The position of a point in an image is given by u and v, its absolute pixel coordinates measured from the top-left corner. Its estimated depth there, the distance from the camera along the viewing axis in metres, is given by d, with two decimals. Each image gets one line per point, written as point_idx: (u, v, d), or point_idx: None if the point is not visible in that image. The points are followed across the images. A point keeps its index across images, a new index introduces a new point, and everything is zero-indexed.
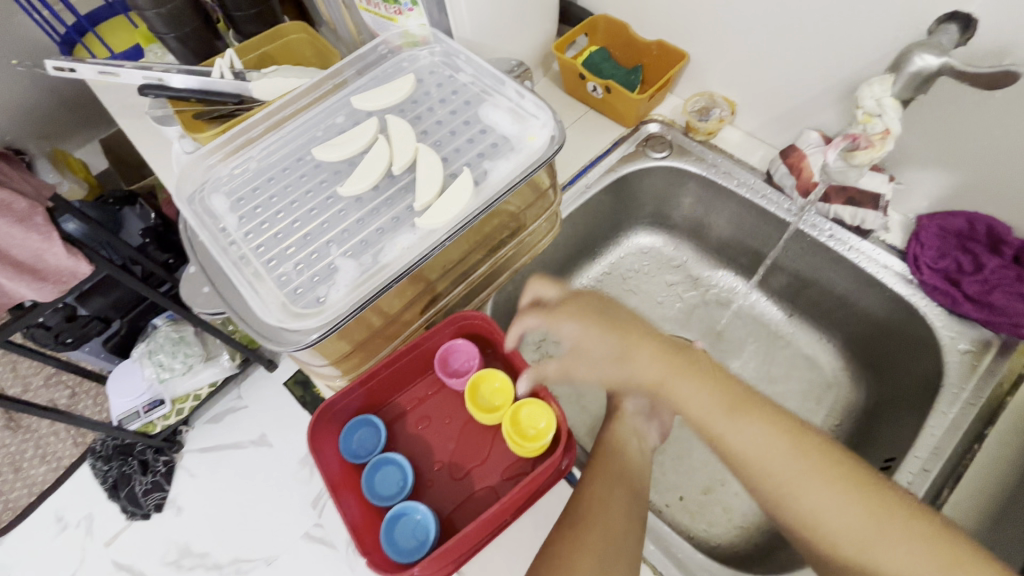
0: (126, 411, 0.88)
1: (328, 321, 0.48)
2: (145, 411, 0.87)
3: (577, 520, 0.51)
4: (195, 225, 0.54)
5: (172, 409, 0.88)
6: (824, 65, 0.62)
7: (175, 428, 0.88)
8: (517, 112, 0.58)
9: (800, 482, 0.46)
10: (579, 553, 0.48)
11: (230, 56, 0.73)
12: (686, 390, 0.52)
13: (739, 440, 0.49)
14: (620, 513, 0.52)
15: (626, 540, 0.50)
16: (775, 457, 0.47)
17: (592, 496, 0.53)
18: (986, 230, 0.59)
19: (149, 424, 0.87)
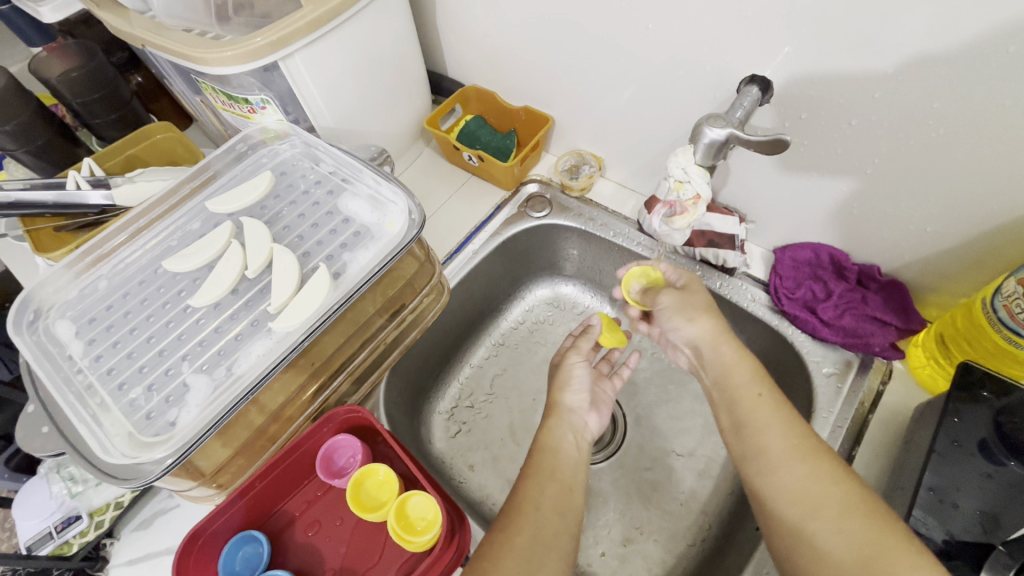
0: (33, 535, 0.63)
1: (178, 445, 0.46)
2: (58, 531, 0.62)
3: (504, 529, 0.50)
4: (34, 357, 0.51)
5: (90, 524, 0.64)
6: (667, 123, 0.67)
7: (98, 542, 0.64)
8: (376, 199, 0.59)
9: (799, 455, 0.48)
10: (506, 558, 0.47)
11: (87, 165, 0.71)
12: (745, 377, 0.54)
13: (764, 413, 0.51)
14: (552, 513, 0.51)
15: (557, 538, 0.50)
16: (793, 429, 0.50)
17: (523, 499, 0.52)
18: (829, 258, 0.65)
19: (64, 545, 0.62)
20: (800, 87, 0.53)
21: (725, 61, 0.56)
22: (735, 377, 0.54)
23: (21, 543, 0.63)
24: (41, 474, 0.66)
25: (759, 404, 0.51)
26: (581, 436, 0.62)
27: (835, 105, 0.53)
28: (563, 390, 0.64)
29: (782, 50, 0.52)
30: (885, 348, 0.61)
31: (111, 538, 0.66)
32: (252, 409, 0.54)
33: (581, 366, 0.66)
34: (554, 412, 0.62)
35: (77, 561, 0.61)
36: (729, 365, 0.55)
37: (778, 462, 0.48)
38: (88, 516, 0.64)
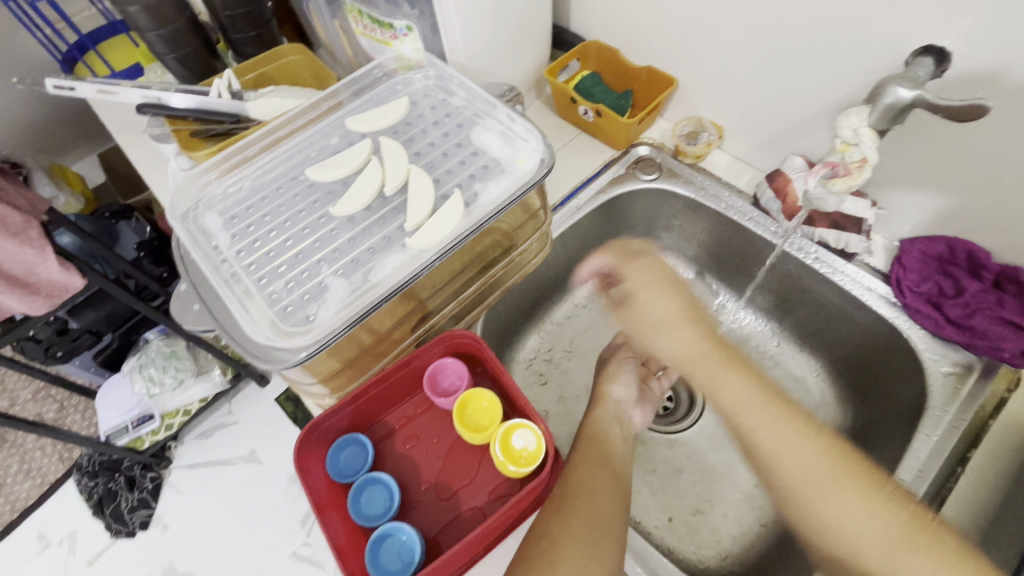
0: (115, 426, 0.82)
1: (317, 338, 0.48)
2: (133, 426, 0.81)
3: (562, 510, 0.50)
4: (188, 243, 0.55)
5: (160, 425, 0.81)
6: (809, 95, 0.64)
7: (164, 444, 0.82)
8: (507, 135, 0.60)
9: (832, 483, 0.55)
10: (567, 540, 0.48)
11: (228, 77, 0.74)
12: (786, 438, 0.59)
13: (777, 447, 0.59)
14: (607, 502, 0.52)
15: (611, 526, 0.51)
16: (809, 454, 0.57)
17: (578, 487, 0.52)
18: (966, 255, 0.60)
19: (137, 440, 0.80)
20: (983, 62, 0.50)
21: (899, 27, 0.53)
22: (744, 405, 0.62)
23: (104, 431, 0.84)
24: (125, 374, 0.86)
25: (760, 435, 0.61)
26: (628, 428, 0.68)
27: (1021, 87, 0.49)
28: (610, 383, 0.73)
29: (972, 19, 0.48)
30: (1017, 355, 0.57)
31: (176, 441, 0.83)
32: (371, 322, 0.56)
33: (629, 365, 0.75)
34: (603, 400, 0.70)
35: (145, 457, 0.78)
36: (742, 398, 0.63)
37: (810, 491, 0.56)
38: (159, 418, 0.81)
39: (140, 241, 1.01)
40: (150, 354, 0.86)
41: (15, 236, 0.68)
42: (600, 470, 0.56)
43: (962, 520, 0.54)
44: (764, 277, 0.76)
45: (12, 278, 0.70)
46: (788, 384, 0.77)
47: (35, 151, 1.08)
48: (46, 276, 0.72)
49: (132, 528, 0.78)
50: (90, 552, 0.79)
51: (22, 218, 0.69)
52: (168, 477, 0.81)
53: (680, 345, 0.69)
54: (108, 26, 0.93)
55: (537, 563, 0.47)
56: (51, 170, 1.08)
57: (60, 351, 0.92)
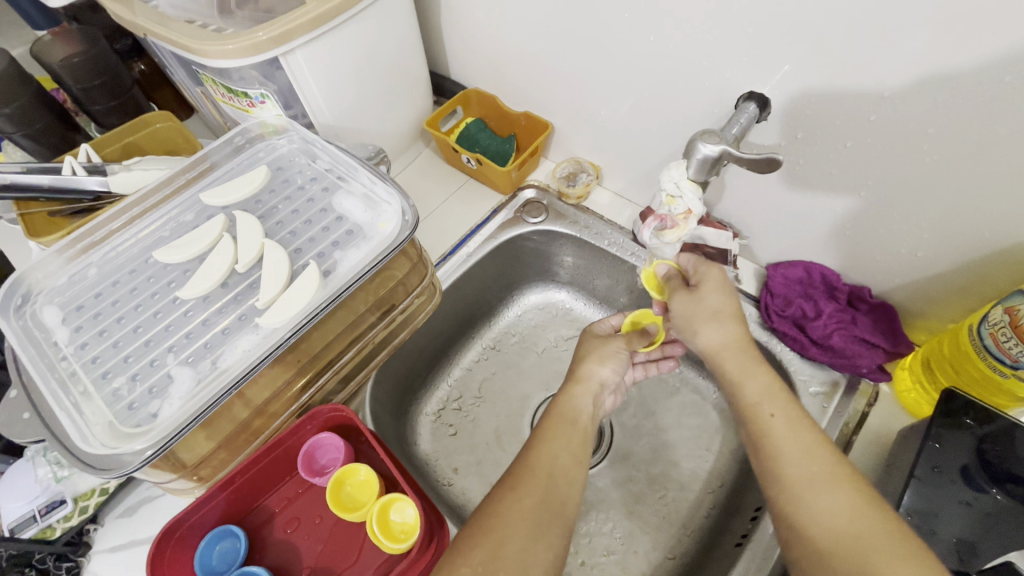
0: (16, 517, 0.64)
1: (158, 436, 0.45)
2: (40, 515, 0.63)
3: (512, 489, 0.50)
4: (22, 342, 0.51)
5: (75, 508, 0.65)
6: (666, 135, 0.67)
7: (82, 527, 0.65)
8: (370, 198, 0.59)
9: (818, 483, 0.45)
10: (512, 518, 0.47)
11: (84, 151, 0.71)
12: (777, 426, 0.50)
13: (779, 438, 0.49)
14: (565, 481, 0.52)
15: (564, 507, 0.50)
16: (808, 447, 0.48)
17: (532, 463, 0.52)
18: (821, 278, 0.65)
19: (46, 529, 0.63)
20: (799, 104, 0.53)
21: (724, 75, 0.56)
22: (754, 391, 0.52)
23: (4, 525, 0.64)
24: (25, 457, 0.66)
25: (772, 426, 0.50)
26: (598, 408, 0.62)
27: (833, 126, 0.53)
28: (597, 362, 0.63)
29: (781, 68, 0.52)
30: (873, 369, 0.60)
31: (95, 524, 0.67)
32: (236, 404, 0.54)
33: (623, 344, 0.65)
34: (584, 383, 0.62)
35: (58, 546, 0.62)
36: (753, 384, 0.53)
37: (799, 484, 0.46)
38: (72, 502, 0.65)
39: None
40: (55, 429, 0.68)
41: None
42: (563, 453, 0.54)
43: None
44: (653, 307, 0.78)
45: None
46: (688, 409, 0.79)
47: None
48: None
49: None
50: None
51: None
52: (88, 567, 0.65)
53: (702, 329, 0.57)
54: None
55: (476, 542, 0.46)
56: None
57: None
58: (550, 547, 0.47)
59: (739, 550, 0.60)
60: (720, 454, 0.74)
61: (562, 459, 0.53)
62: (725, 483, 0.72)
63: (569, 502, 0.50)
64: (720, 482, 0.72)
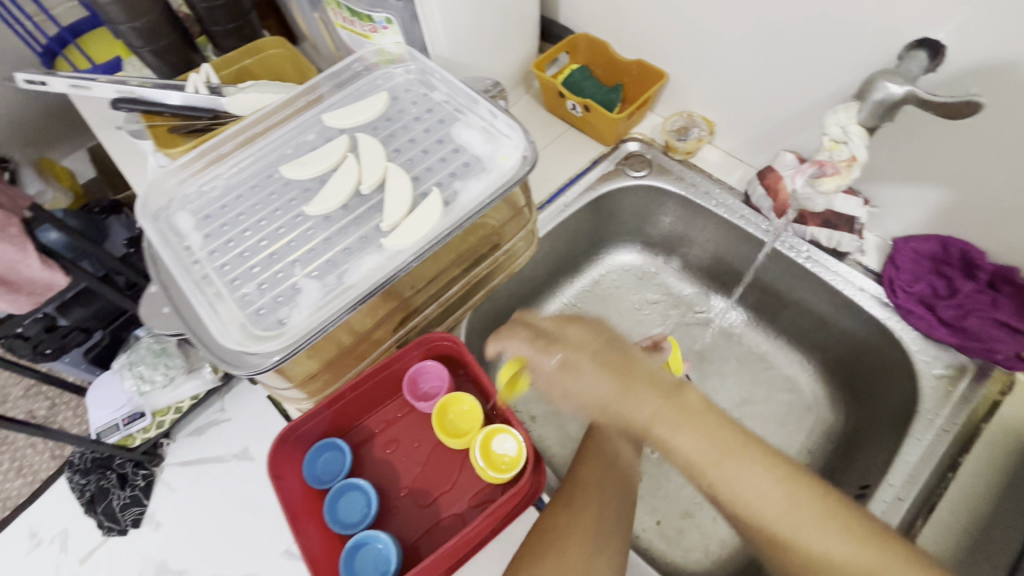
0: (104, 424, 0.79)
1: (288, 343, 0.47)
2: (125, 424, 0.77)
3: (569, 504, 0.50)
4: (159, 244, 0.53)
5: (152, 422, 0.76)
6: (800, 89, 0.62)
7: (156, 441, 0.76)
8: (489, 131, 0.58)
9: (810, 518, 0.42)
10: (573, 532, 0.48)
11: (206, 71, 0.73)
12: (732, 471, 0.43)
13: (736, 481, 0.43)
14: (615, 500, 0.51)
15: (618, 525, 0.50)
16: (759, 485, 0.43)
17: (587, 480, 0.52)
18: (960, 254, 0.59)
19: (128, 437, 0.76)
20: (980, 54, 0.48)
21: (890, 20, 0.51)
22: (692, 445, 0.45)
23: (94, 429, 0.80)
24: (116, 371, 0.83)
25: (722, 472, 0.44)
26: None
27: (1020, 80, 0.47)
28: None
29: (967, 10, 0.46)
30: (1010, 357, 0.56)
31: (167, 439, 0.76)
32: (348, 324, 0.54)
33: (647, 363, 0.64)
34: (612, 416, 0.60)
35: (136, 453, 0.72)
36: (692, 439, 0.45)
37: (778, 530, 0.42)
38: (150, 416, 0.77)
39: (129, 237, 1.07)
40: (141, 352, 0.85)
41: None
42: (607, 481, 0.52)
43: (954, 526, 0.52)
44: (757, 276, 0.74)
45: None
46: (779, 385, 0.76)
47: (19, 146, 1.10)
48: (26, 274, 0.79)
49: (124, 526, 0.70)
50: (82, 550, 0.70)
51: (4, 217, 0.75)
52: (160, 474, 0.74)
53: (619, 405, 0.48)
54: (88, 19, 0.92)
55: (540, 554, 0.47)
56: (39, 164, 1.11)
57: (50, 348, 0.93)
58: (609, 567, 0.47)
59: None
60: (811, 433, 0.71)
61: (614, 482, 0.53)
62: (815, 462, 0.69)
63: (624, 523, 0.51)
64: (810, 461, 0.70)
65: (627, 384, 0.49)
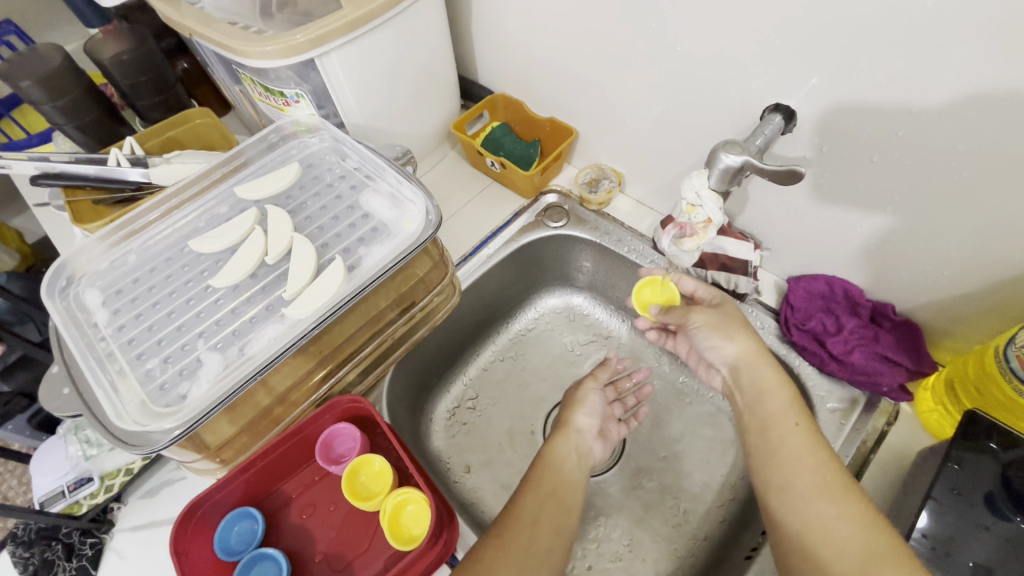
0: (47, 491, 0.67)
1: (186, 417, 0.47)
2: (70, 490, 0.67)
3: (501, 536, 0.51)
4: (65, 322, 0.54)
5: (101, 486, 0.68)
6: (689, 144, 0.67)
7: (106, 505, 0.69)
8: (395, 197, 0.61)
9: (829, 494, 0.49)
10: (501, 564, 0.49)
11: (128, 143, 0.74)
12: (795, 440, 0.53)
13: (796, 448, 0.52)
14: (549, 529, 0.53)
15: (548, 555, 0.52)
16: (820, 467, 0.51)
17: (522, 513, 0.53)
18: (844, 292, 0.64)
19: (74, 504, 0.67)
20: (827, 116, 0.53)
21: (749, 86, 0.56)
22: (775, 404, 0.56)
23: (35, 498, 0.68)
24: (58, 434, 0.71)
25: (791, 436, 0.53)
26: (585, 459, 0.63)
27: (861, 138, 0.52)
28: (577, 410, 0.66)
29: (810, 81, 0.52)
30: (894, 388, 0.60)
31: (118, 503, 0.71)
32: (259, 391, 0.55)
33: (597, 392, 0.69)
34: (580, 428, 0.65)
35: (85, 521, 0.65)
36: (793, 436, 0.53)
37: (811, 496, 0.50)
38: (99, 480, 0.68)
39: None
40: None
41: None
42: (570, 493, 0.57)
43: None
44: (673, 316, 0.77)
45: None
46: (703, 420, 0.78)
47: None
48: None
49: None
50: None
51: None
52: (110, 542, 0.68)
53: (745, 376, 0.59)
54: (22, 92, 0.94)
55: None
56: None
57: None
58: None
59: (749, 561, 0.60)
60: (734, 467, 0.74)
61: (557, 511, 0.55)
62: (737, 497, 0.71)
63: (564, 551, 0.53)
64: (733, 495, 0.72)
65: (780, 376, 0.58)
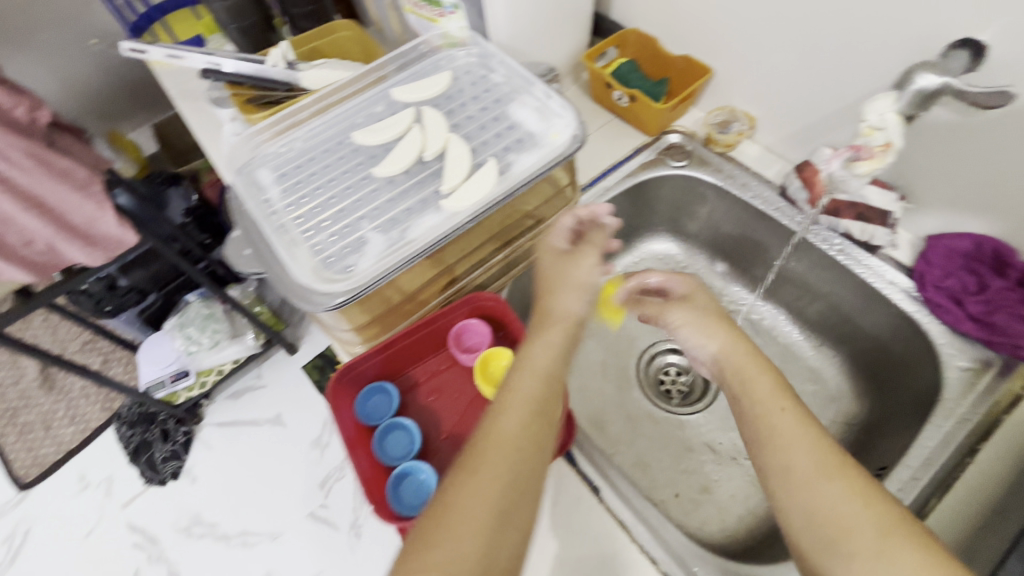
0: (154, 377, 1.07)
1: (355, 285, 0.52)
2: (170, 382, 1.05)
3: (458, 473, 0.41)
4: (243, 195, 0.59)
5: (195, 382, 1.06)
6: (843, 86, 0.65)
7: (195, 401, 1.06)
8: (543, 110, 0.62)
9: (827, 473, 0.42)
10: (461, 508, 0.39)
11: (284, 47, 0.78)
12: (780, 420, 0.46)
13: (783, 428, 0.45)
14: (529, 454, 0.42)
15: (528, 484, 0.41)
16: (811, 446, 0.44)
17: (486, 436, 0.43)
18: (992, 252, 0.61)
19: (173, 394, 1.05)
20: (1020, 55, 0.50)
21: (935, 19, 0.53)
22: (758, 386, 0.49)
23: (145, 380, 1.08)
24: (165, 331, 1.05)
25: (778, 419, 0.46)
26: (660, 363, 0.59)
27: None
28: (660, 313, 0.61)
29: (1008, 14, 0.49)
30: None
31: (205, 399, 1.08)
32: (390, 289, 0.58)
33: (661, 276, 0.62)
34: (563, 322, 0.53)
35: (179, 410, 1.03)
36: (766, 391, 0.49)
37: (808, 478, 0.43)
38: (194, 376, 1.06)
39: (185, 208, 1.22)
40: (191, 315, 1.10)
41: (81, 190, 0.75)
42: (514, 410, 0.44)
43: (969, 507, 0.54)
44: (792, 270, 0.76)
45: None
46: (802, 375, 0.78)
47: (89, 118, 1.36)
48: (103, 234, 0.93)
49: (163, 476, 1.02)
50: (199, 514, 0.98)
51: (86, 174, 0.76)
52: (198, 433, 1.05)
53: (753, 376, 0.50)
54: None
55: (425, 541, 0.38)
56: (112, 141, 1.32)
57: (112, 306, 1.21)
58: (512, 535, 0.39)
59: None
60: (834, 422, 0.74)
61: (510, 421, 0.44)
62: None
63: (546, 443, 0.44)
64: None
65: (746, 351, 0.53)
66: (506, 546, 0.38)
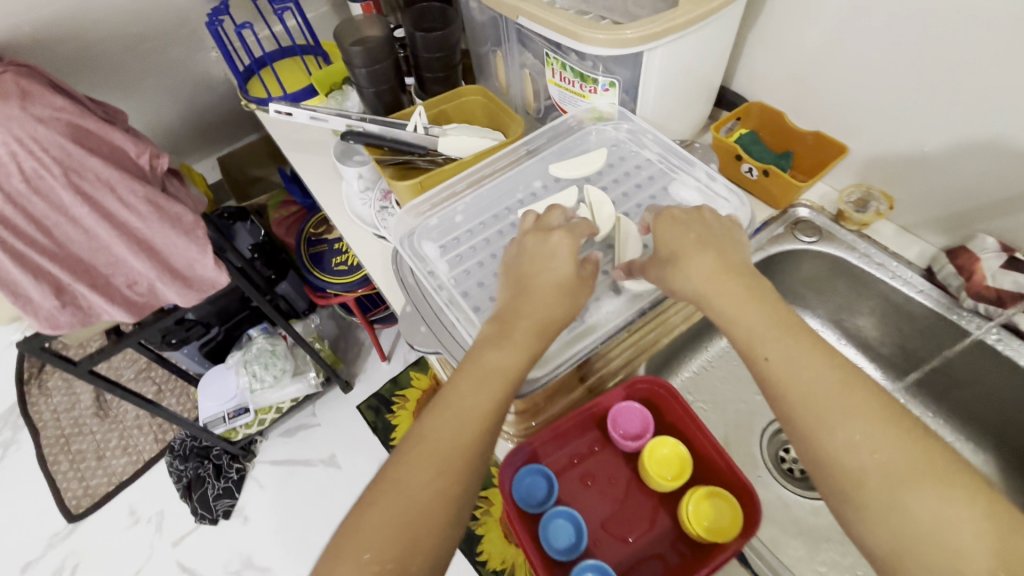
0: (213, 414, 1.43)
1: (547, 367, 0.55)
2: (229, 418, 1.43)
3: (399, 448, 0.46)
4: (410, 267, 0.61)
5: (255, 419, 1.45)
6: (1011, 179, 0.64)
7: (253, 434, 1.48)
8: (705, 192, 0.64)
9: (911, 468, 0.40)
10: (394, 475, 0.44)
11: (420, 112, 0.79)
12: (832, 406, 0.43)
13: (848, 420, 0.42)
14: (433, 424, 0.46)
15: (446, 449, 0.45)
16: (872, 432, 0.41)
17: (420, 416, 0.47)
18: None
19: (233, 430, 1.43)
20: None
21: None
22: (797, 377, 0.44)
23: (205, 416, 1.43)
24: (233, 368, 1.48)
25: (824, 410, 0.43)
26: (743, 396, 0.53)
27: None
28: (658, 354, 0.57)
29: None
30: None
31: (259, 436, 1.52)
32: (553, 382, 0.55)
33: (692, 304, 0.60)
34: (557, 258, 0.54)
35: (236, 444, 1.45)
36: (802, 368, 0.45)
37: (884, 477, 0.40)
38: (254, 412, 1.45)
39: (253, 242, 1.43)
40: (254, 352, 1.47)
41: (186, 235, 0.96)
42: (509, 342, 0.49)
43: None
44: (938, 354, 0.74)
45: (173, 269, 0.99)
46: None
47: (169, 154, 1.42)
48: (199, 272, 1.02)
49: (214, 515, 1.44)
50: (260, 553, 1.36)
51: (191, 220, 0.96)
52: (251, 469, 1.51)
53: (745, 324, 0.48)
54: (282, 51, 1.11)
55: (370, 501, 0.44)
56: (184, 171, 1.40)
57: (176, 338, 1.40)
58: (486, 466, 0.47)
59: None
60: None
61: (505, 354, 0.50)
62: None
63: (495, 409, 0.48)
64: None
65: (749, 302, 0.49)
66: (476, 477, 0.46)
